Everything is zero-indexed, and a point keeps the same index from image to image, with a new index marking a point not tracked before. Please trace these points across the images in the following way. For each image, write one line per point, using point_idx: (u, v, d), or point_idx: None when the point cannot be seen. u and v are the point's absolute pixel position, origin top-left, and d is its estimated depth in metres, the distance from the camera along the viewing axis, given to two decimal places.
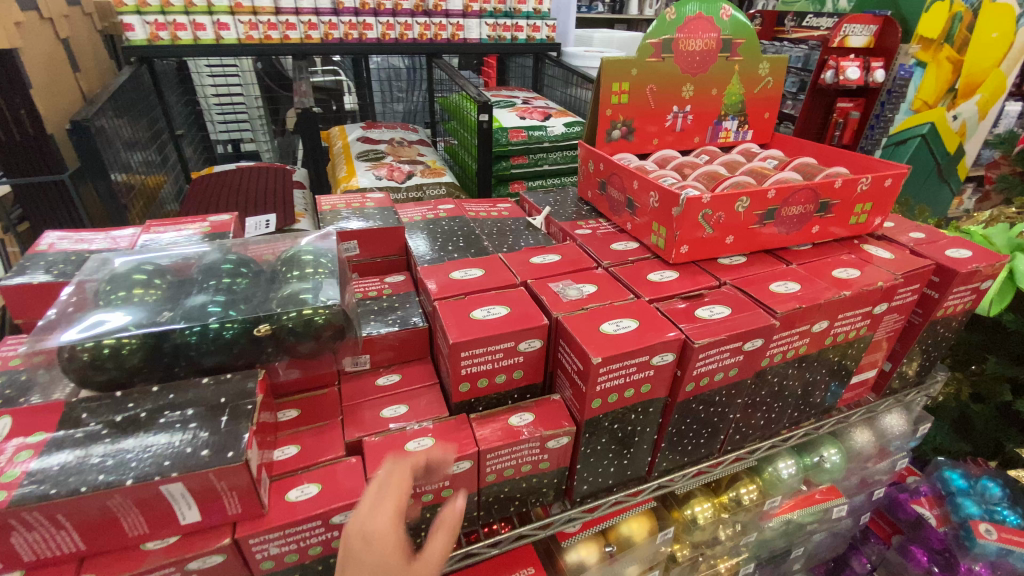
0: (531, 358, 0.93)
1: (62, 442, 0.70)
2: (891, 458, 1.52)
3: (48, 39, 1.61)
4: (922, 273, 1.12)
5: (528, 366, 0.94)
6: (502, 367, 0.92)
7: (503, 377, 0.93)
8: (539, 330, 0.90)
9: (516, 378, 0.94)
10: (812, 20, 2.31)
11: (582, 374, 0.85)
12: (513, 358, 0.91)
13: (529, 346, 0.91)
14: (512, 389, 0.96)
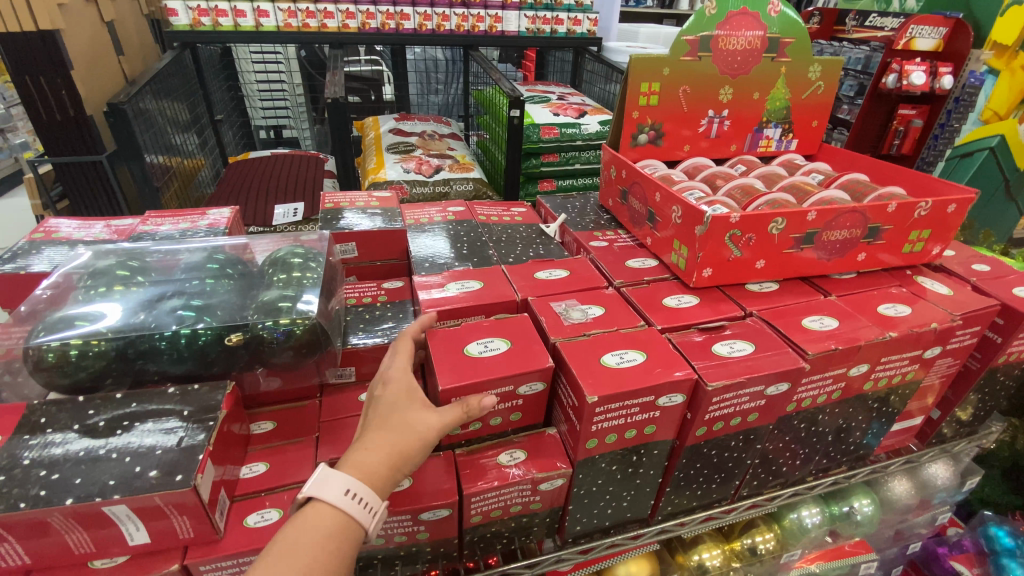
0: (530, 400, 0.83)
1: (15, 448, 0.66)
2: (932, 511, 1.36)
3: (93, 20, 1.57)
4: (985, 314, 0.98)
5: (528, 409, 0.84)
6: (498, 410, 0.82)
7: (499, 419, 0.83)
8: (541, 372, 0.79)
9: (514, 421, 0.85)
10: (876, 20, 2.05)
11: (582, 417, 0.75)
12: (511, 401, 0.81)
13: (529, 389, 0.80)
14: (508, 429, 0.86)
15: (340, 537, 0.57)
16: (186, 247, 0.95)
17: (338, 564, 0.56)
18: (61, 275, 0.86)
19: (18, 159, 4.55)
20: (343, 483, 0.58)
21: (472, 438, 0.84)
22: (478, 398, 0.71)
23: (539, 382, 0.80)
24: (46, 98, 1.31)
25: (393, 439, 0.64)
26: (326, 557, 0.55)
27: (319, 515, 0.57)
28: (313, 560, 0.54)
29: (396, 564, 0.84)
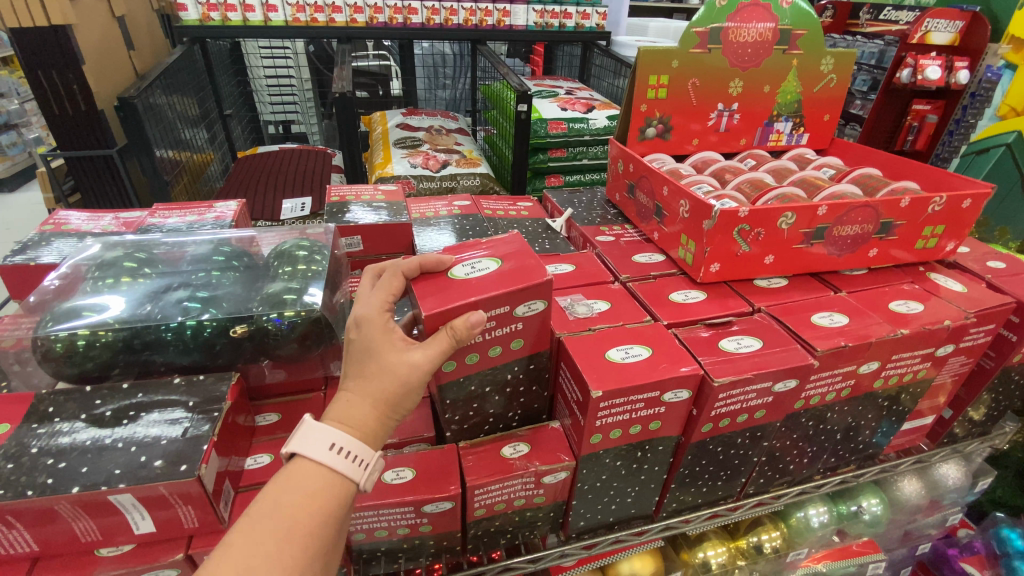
0: (532, 324, 0.77)
1: (23, 437, 0.67)
2: (943, 511, 1.34)
3: (104, 15, 1.57)
4: (999, 312, 0.96)
5: (530, 335, 0.77)
6: (496, 338, 0.75)
7: (498, 349, 0.76)
8: (536, 290, 0.74)
9: (516, 350, 0.77)
10: (891, 13, 2.02)
11: (581, 405, 0.76)
12: (509, 326, 0.75)
13: (529, 310, 0.74)
14: (511, 363, 0.79)
15: (331, 493, 0.55)
16: (193, 239, 0.95)
17: (331, 518, 0.54)
18: (69, 266, 0.86)
19: (31, 153, 4.62)
20: (327, 438, 0.56)
21: (471, 424, 0.84)
22: (465, 320, 0.65)
23: (537, 299, 0.75)
24: (57, 91, 1.31)
25: (379, 385, 0.60)
26: (309, 514, 0.52)
27: (304, 471, 0.55)
28: (295, 517, 0.52)
29: (399, 558, 0.84)
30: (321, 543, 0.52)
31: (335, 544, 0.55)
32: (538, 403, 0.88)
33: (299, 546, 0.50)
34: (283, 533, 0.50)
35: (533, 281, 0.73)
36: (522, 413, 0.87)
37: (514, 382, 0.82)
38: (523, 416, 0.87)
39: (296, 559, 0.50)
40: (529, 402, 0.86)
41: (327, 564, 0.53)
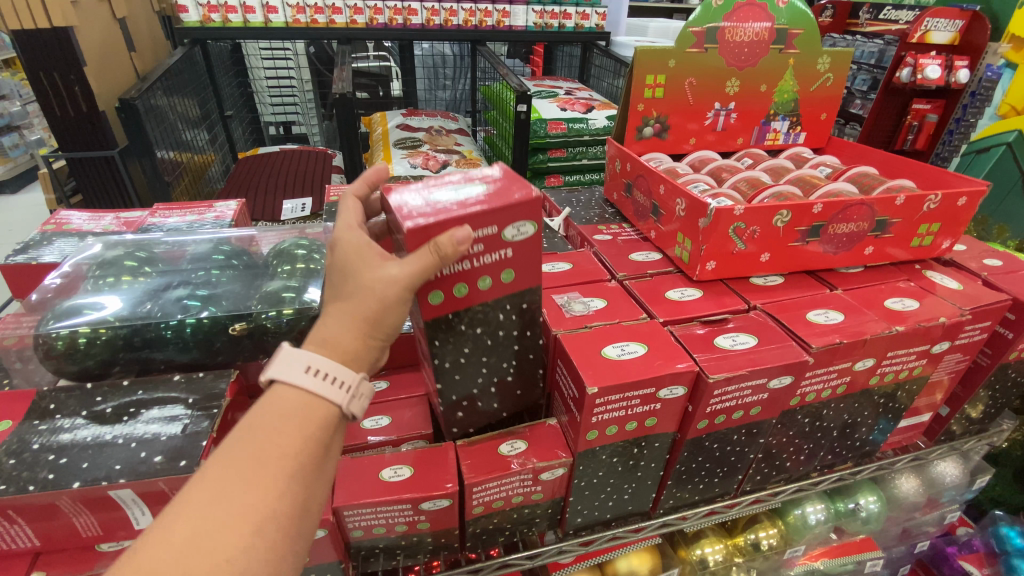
0: (521, 249, 0.73)
1: (25, 433, 0.68)
2: (941, 509, 1.35)
3: (105, 17, 1.58)
4: (994, 309, 0.96)
5: (519, 263, 0.74)
6: (485, 267, 0.71)
7: (488, 280, 0.73)
8: (524, 210, 0.70)
9: (506, 282, 0.74)
10: (890, 12, 2.01)
11: (581, 404, 0.75)
12: (498, 253, 0.72)
13: (518, 233, 0.72)
14: (502, 299, 0.76)
15: (311, 416, 0.55)
16: (192, 238, 0.95)
17: (309, 442, 0.54)
18: (70, 265, 0.87)
19: (33, 155, 4.63)
20: (301, 361, 0.56)
21: (462, 380, 0.79)
22: (450, 236, 0.61)
23: (525, 222, 0.72)
24: (59, 92, 1.32)
25: (358, 304, 0.60)
26: (288, 435, 0.53)
27: (283, 395, 0.55)
28: (273, 439, 0.52)
29: (397, 555, 0.85)
30: (298, 465, 0.52)
31: (320, 468, 0.55)
32: (533, 362, 0.84)
33: (277, 467, 0.51)
34: (256, 456, 0.50)
35: (521, 200, 0.69)
36: (516, 370, 0.83)
37: (504, 328, 0.78)
38: (517, 374, 0.83)
39: (270, 481, 0.50)
40: (523, 360, 0.83)
41: (312, 487, 0.53)
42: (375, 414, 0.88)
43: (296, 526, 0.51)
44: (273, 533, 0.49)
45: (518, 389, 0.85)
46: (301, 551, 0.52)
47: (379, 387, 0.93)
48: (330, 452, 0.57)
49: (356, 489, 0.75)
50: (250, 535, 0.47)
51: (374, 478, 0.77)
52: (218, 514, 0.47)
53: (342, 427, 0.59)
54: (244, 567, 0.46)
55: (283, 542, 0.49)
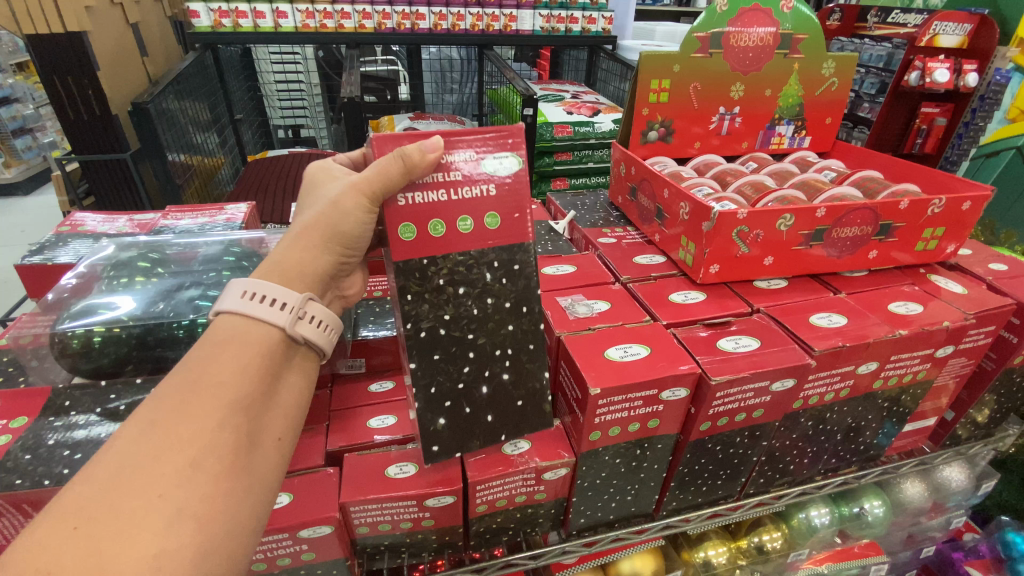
0: (504, 190, 0.71)
1: (41, 429, 0.70)
2: (947, 514, 1.34)
3: (118, 22, 1.61)
4: (999, 313, 0.96)
5: (504, 209, 0.71)
6: (464, 203, 0.69)
7: (469, 221, 0.70)
8: (501, 139, 0.70)
9: (490, 227, 0.71)
10: (898, 16, 1.96)
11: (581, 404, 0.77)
12: (478, 188, 0.70)
13: (499, 166, 0.70)
14: (487, 252, 0.71)
15: (249, 349, 0.56)
16: (204, 239, 0.97)
17: (247, 375, 0.54)
18: (85, 266, 0.89)
19: (46, 157, 4.71)
20: (239, 287, 0.59)
21: (445, 362, 0.72)
22: (416, 146, 0.64)
23: (505, 154, 0.71)
24: (73, 97, 1.35)
25: (323, 208, 0.66)
26: (228, 365, 0.54)
27: (226, 327, 0.57)
28: (213, 372, 0.53)
29: (402, 553, 0.86)
30: (236, 397, 0.52)
31: (262, 407, 0.55)
32: (531, 360, 0.78)
33: (214, 400, 0.51)
34: (189, 391, 0.51)
35: (497, 130, 0.70)
36: (512, 365, 0.77)
37: (497, 297, 0.73)
38: (513, 369, 0.77)
39: (205, 414, 0.50)
40: (520, 353, 0.77)
41: (255, 422, 0.54)
42: (381, 414, 0.88)
43: (240, 459, 0.50)
44: (214, 464, 0.48)
45: (519, 399, 0.78)
46: (252, 492, 0.51)
47: (384, 387, 0.94)
48: (274, 391, 0.57)
49: (362, 486, 0.76)
50: (186, 465, 0.47)
51: (380, 475, 0.78)
52: (152, 444, 0.47)
53: (287, 365, 0.60)
54: (183, 499, 0.45)
55: (227, 476, 0.49)
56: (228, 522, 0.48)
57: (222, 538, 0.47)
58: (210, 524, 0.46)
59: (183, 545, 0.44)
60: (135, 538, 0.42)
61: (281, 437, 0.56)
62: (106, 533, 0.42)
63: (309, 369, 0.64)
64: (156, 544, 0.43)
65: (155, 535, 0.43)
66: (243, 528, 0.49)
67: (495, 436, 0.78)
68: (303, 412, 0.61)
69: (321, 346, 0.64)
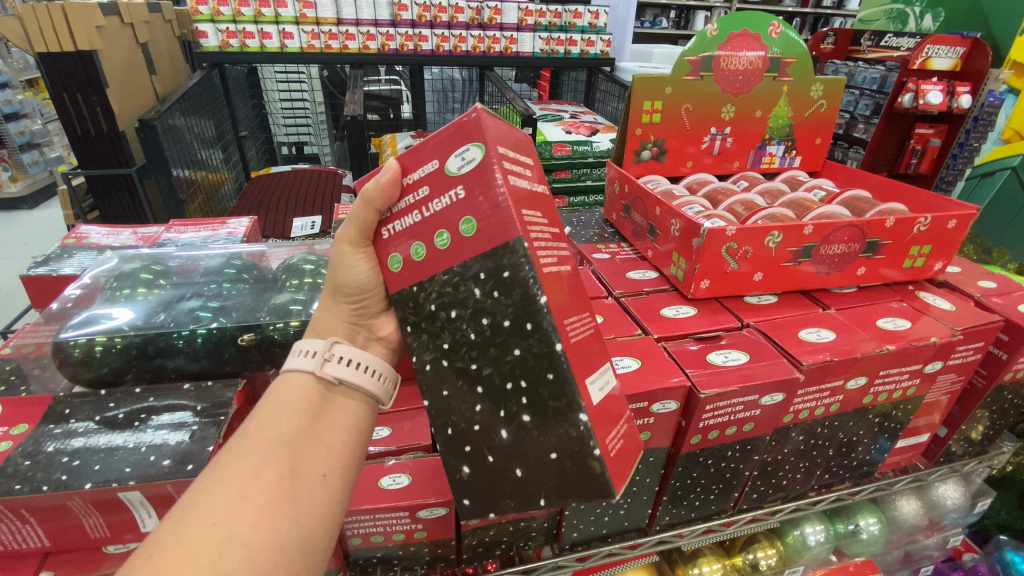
0: (472, 187, 0.60)
1: (40, 436, 0.71)
2: (943, 532, 1.34)
3: (127, 41, 1.66)
4: (987, 330, 0.97)
5: (477, 209, 0.59)
6: (435, 217, 0.62)
7: (446, 235, 0.61)
8: (461, 131, 0.61)
9: (466, 234, 0.60)
10: (892, 40, 2.01)
11: (613, 414, 0.66)
12: (447, 196, 0.61)
13: (463, 163, 0.60)
14: (471, 264, 0.60)
15: (290, 392, 0.61)
16: (206, 252, 0.99)
17: (287, 413, 0.59)
18: (89, 277, 0.90)
19: (52, 172, 4.78)
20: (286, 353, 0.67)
21: (453, 399, 0.64)
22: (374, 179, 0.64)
23: (469, 147, 0.60)
24: (81, 113, 1.39)
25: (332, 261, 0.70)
26: (273, 410, 0.59)
27: (280, 378, 0.64)
28: (260, 416, 0.59)
29: (394, 565, 0.86)
30: (277, 433, 0.57)
31: (305, 441, 0.58)
32: (556, 398, 0.60)
33: (258, 439, 0.56)
34: (242, 433, 0.57)
35: (456, 122, 0.61)
36: (531, 403, 0.61)
37: (492, 316, 0.60)
38: (535, 411, 0.61)
39: (250, 452, 0.55)
40: (540, 387, 0.61)
41: (298, 456, 0.57)
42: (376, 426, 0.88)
43: (283, 492, 0.54)
44: (258, 497, 0.53)
45: (552, 452, 0.62)
46: (298, 523, 0.54)
47: None
48: (318, 426, 0.60)
49: (355, 496, 0.77)
50: (231, 499, 0.52)
51: (373, 486, 0.78)
52: (208, 484, 0.53)
53: (332, 402, 0.63)
54: (231, 531, 0.50)
55: (272, 507, 0.52)
56: (272, 554, 0.51)
57: (269, 568, 0.50)
58: (256, 554, 0.50)
59: (230, 573, 0.48)
60: (187, 567, 0.47)
61: (327, 471, 0.58)
62: (168, 558, 0.47)
63: (356, 406, 0.64)
64: (208, 570, 0.48)
65: (201, 565, 0.47)
66: (290, 560, 0.52)
67: (533, 499, 0.64)
68: (353, 446, 0.63)
69: (360, 385, 0.65)
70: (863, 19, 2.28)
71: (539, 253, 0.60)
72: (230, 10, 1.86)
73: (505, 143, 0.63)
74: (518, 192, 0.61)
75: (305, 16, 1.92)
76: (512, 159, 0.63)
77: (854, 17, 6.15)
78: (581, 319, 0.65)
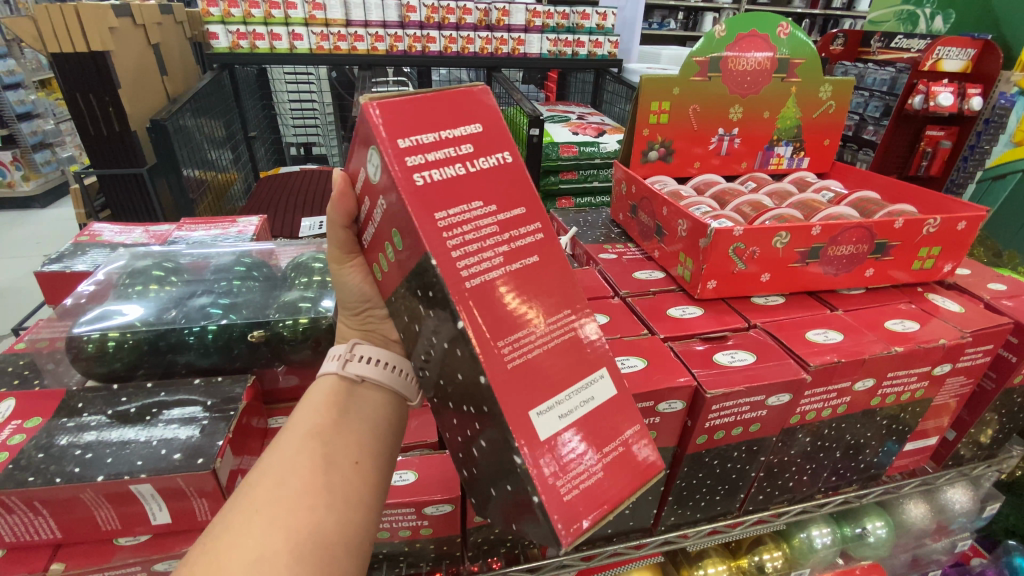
0: (388, 194, 0.56)
1: (54, 429, 0.72)
2: (951, 536, 1.33)
3: (139, 42, 1.68)
4: (997, 333, 0.96)
5: (398, 219, 0.56)
6: (379, 230, 0.61)
7: (390, 248, 0.60)
8: (366, 135, 0.57)
9: (400, 247, 0.57)
10: (902, 41, 1.98)
11: (592, 441, 0.58)
12: (380, 206, 0.59)
13: (374, 171, 0.57)
14: (411, 279, 0.58)
15: (317, 395, 0.67)
16: (216, 250, 1.01)
17: (317, 410, 0.64)
18: (102, 274, 0.92)
19: (64, 171, 4.84)
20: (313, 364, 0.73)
21: (438, 408, 0.64)
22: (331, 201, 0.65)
23: (374, 153, 0.56)
24: (94, 114, 1.41)
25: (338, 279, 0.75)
26: (305, 409, 0.64)
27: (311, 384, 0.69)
28: (296, 415, 0.64)
29: (400, 561, 0.87)
30: (310, 427, 0.62)
31: (336, 433, 0.63)
32: (497, 432, 0.55)
33: (294, 434, 0.62)
34: (278, 435, 0.62)
35: (361, 129, 0.57)
36: (484, 431, 0.57)
37: (437, 335, 0.58)
38: (487, 439, 0.58)
39: (287, 447, 0.60)
40: (485, 415, 0.56)
41: (330, 446, 0.61)
42: None
43: (318, 478, 0.58)
44: (298, 484, 0.57)
45: (507, 482, 0.58)
46: (336, 506, 0.57)
47: None
48: (346, 420, 0.65)
49: None
50: (273, 488, 0.56)
51: None
52: (252, 477, 0.58)
53: (357, 398, 0.67)
54: (274, 516, 0.54)
55: (310, 493, 0.56)
56: (315, 535, 0.54)
57: (312, 548, 0.53)
58: (299, 535, 0.54)
59: (276, 553, 0.52)
60: (238, 547, 0.51)
61: (359, 459, 0.62)
62: (221, 545, 0.52)
63: (379, 399, 0.69)
64: (257, 552, 0.51)
65: (250, 546, 0.51)
66: (332, 540, 0.55)
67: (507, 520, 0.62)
68: (381, 435, 0.66)
69: (381, 379, 0.70)
70: (874, 22, 2.30)
71: (458, 261, 0.54)
72: (241, 11, 1.88)
73: (411, 130, 0.56)
74: (423, 186, 0.54)
75: (315, 17, 1.95)
76: (428, 146, 0.56)
77: (863, 19, 6.13)
78: (545, 331, 0.58)
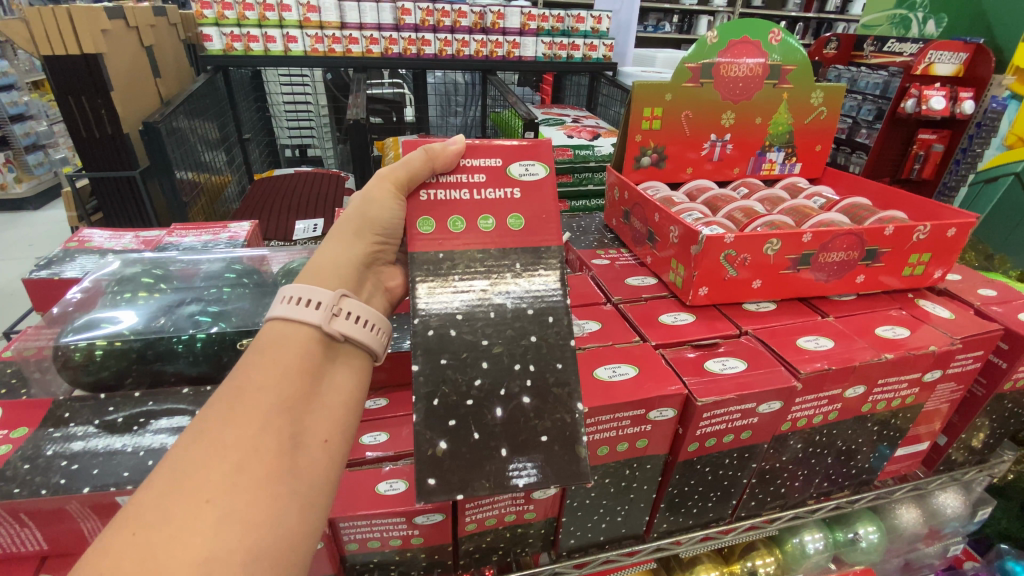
0: (527, 196, 0.72)
1: (40, 440, 0.72)
2: (943, 540, 1.33)
3: (132, 44, 1.67)
4: (986, 338, 0.97)
5: (529, 214, 0.71)
6: (486, 203, 0.71)
7: (491, 220, 0.70)
8: (533, 148, 0.73)
9: (512, 228, 0.70)
10: (894, 45, 1.93)
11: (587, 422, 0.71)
12: (502, 192, 0.71)
13: (525, 173, 0.72)
14: (509, 252, 0.70)
15: (289, 352, 0.58)
16: (207, 257, 1.00)
17: (285, 377, 0.55)
18: (90, 281, 0.91)
19: (57, 173, 4.81)
20: (290, 290, 0.61)
21: (452, 368, 0.64)
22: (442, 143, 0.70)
23: (534, 163, 0.73)
24: (87, 116, 1.40)
25: (358, 201, 0.70)
26: (272, 368, 0.56)
27: (270, 332, 0.59)
28: (258, 374, 0.55)
29: (391, 569, 0.86)
30: (275, 399, 0.53)
31: (303, 408, 0.55)
32: (560, 386, 0.66)
33: (254, 401, 0.52)
34: (234, 397, 0.52)
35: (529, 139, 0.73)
36: (534, 387, 0.66)
37: (518, 302, 0.68)
38: (536, 394, 0.65)
39: (247, 420, 0.51)
40: (546, 374, 0.66)
41: (299, 423, 0.54)
42: (374, 430, 0.86)
43: (284, 462, 0.51)
44: (259, 467, 0.49)
45: (544, 434, 0.64)
46: (300, 493, 0.51)
47: (377, 404, 0.90)
48: (317, 393, 0.58)
49: (353, 501, 0.77)
50: (228, 473, 0.48)
51: (370, 492, 0.78)
52: (201, 454, 0.48)
53: (331, 367, 0.61)
54: (231, 504, 0.46)
55: (274, 480, 0.49)
56: (278, 527, 0.48)
57: (273, 540, 0.48)
58: (259, 527, 0.47)
59: (234, 550, 0.45)
60: (187, 543, 0.43)
61: (327, 438, 0.56)
62: (160, 538, 0.43)
63: (356, 368, 0.63)
64: (207, 548, 0.44)
65: (203, 540, 0.44)
66: (294, 529, 0.50)
67: (510, 482, 0.62)
68: (352, 413, 0.61)
69: (363, 341, 0.63)
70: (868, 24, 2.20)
71: None
72: (235, 14, 1.88)
73: None
74: None
75: (309, 20, 1.94)
76: None
77: (856, 23, 6.17)
78: None
